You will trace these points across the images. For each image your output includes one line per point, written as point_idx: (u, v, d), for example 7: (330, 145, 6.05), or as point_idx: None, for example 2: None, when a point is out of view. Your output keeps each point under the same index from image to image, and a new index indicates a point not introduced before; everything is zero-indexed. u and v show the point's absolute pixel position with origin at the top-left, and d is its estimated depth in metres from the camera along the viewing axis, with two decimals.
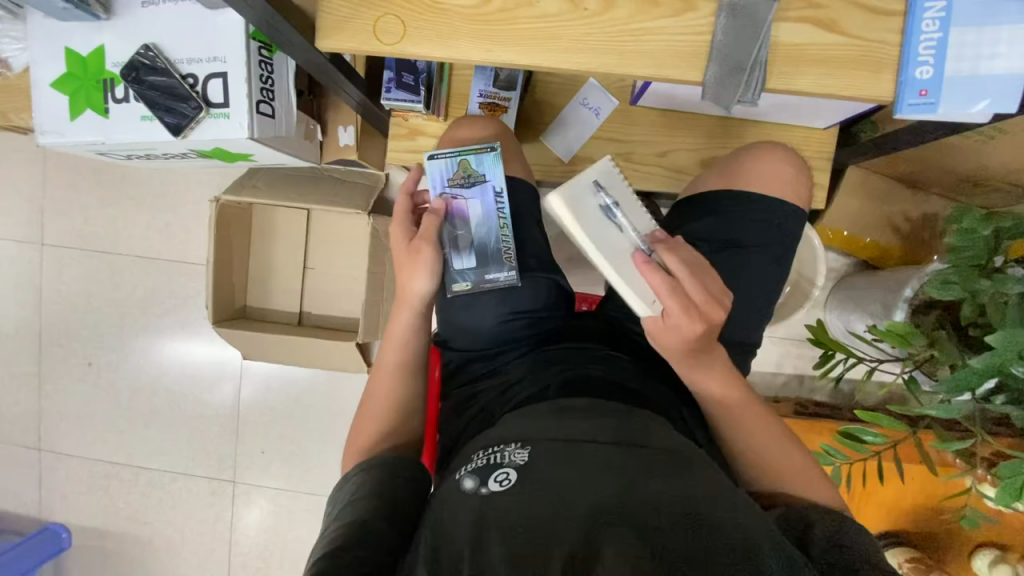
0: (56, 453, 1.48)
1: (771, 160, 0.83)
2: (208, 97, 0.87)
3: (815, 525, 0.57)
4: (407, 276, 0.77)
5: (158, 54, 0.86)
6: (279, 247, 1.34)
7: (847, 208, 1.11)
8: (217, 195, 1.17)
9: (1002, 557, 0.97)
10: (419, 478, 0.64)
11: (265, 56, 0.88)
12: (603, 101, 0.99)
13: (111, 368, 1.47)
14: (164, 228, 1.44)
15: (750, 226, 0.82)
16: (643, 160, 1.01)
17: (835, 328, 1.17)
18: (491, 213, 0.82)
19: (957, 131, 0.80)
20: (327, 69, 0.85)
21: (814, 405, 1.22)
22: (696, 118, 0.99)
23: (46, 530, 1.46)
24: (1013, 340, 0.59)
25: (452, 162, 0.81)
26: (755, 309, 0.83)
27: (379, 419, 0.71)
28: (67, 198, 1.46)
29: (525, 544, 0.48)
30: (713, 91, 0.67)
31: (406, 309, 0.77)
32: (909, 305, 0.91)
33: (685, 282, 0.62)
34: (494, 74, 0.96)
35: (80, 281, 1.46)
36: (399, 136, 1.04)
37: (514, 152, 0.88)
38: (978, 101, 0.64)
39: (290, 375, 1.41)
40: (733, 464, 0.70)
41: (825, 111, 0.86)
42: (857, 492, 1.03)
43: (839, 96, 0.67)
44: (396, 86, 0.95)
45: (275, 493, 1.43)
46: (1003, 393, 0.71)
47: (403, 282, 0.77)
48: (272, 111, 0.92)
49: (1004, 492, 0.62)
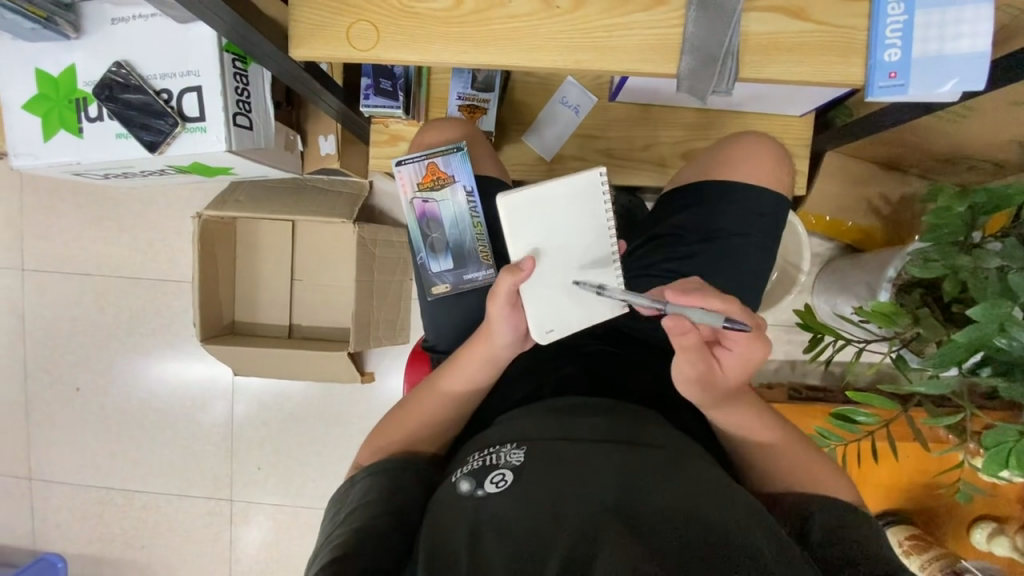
0: (46, 482, 1.45)
1: (747, 148, 0.83)
2: (184, 111, 0.86)
3: (813, 515, 0.58)
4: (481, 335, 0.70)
5: (130, 71, 0.85)
6: (266, 260, 1.33)
7: (830, 194, 1.12)
8: (200, 211, 1.16)
9: (999, 529, 0.99)
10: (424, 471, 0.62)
11: (240, 68, 0.88)
12: (581, 100, 0.99)
13: (99, 392, 1.44)
14: (147, 247, 1.42)
15: (729, 214, 0.83)
16: (625, 155, 1.02)
17: (823, 310, 1.19)
18: (463, 213, 0.83)
19: (929, 112, 0.81)
20: (304, 78, 0.84)
21: (807, 388, 1.23)
22: (674, 111, 0.99)
23: (41, 560, 1.43)
24: (993, 309, 0.61)
25: (420, 167, 0.83)
26: (743, 296, 0.84)
27: (418, 426, 0.70)
28: (46, 222, 1.43)
29: (523, 548, 0.48)
30: (688, 83, 0.68)
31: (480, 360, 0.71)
32: (891, 286, 0.91)
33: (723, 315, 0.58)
34: (472, 77, 0.96)
35: (63, 305, 1.44)
36: (381, 143, 1.04)
37: (486, 151, 0.86)
38: (946, 80, 0.65)
39: (283, 389, 1.40)
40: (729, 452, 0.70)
41: (800, 98, 0.87)
42: (855, 473, 1.04)
43: (812, 82, 0.68)
44: (374, 93, 0.95)
45: (273, 509, 1.41)
46: (988, 365, 0.72)
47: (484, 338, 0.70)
48: (250, 123, 0.92)
49: (992, 462, 0.63)
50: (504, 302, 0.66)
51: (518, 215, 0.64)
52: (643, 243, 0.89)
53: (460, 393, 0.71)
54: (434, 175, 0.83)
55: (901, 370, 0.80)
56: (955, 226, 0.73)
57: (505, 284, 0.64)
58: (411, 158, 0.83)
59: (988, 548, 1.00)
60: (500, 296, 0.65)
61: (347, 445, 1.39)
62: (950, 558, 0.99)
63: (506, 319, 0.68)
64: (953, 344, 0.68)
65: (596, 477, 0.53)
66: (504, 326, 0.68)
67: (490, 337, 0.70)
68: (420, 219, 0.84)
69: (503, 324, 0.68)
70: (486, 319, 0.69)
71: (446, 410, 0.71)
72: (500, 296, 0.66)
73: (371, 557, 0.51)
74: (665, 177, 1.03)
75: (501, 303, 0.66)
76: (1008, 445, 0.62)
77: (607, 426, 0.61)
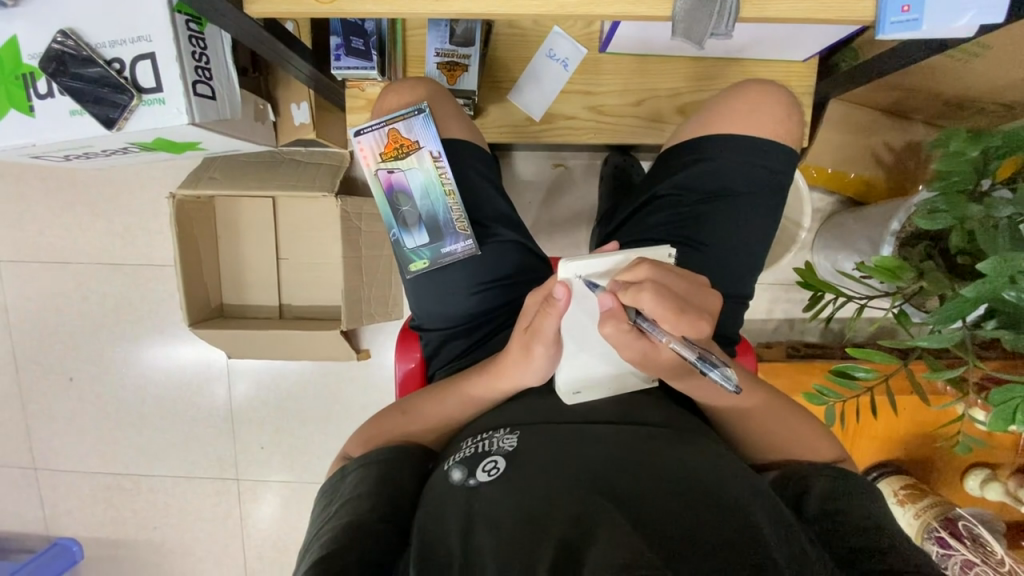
0: (52, 471, 1.46)
1: (746, 98, 0.78)
2: (139, 82, 0.80)
3: (811, 488, 0.57)
4: (514, 361, 0.63)
5: (77, 40, 0.77)
6: (250, 239, 1.28)
7: (831, 143, 1.08)
8: (173, 191, 1.10)
9: (992, 476, 1.00)
10: (420, 471, 0.61)
11: (195, 30, 0.82)
12: (570, 51, 0.92)
13: (93, 381, 1.42)
14: (125, 231, 1.36)
15: (727, 173, 0.79)
16: (618, 112, 0.96)
17: (823, 268, 1.16)
18: (433, 181, 0.79)
19: (943, 49, 0.76)
20: (266, 39, 0.77)
21: (805, 345, 1.21)
22: (669, 61, 0.93)
23: (56, 545, 1.45)
24: (1005, 264, 0.58)
25: (382, 135, 0.78)
26: (744, 258, 0.80)
27: (424, 422, 0.68)
28: (16, 209, 1.37)
29: (518, 531, 0.47)
30: (684, 27, 0.63)
31: (500, 384, 0.66)
32: (894, 240, 0.88)
33: (667, 318, 0.52)
34: (449, 30, 0.89)
35: (45, 296, 1.39)
36: (357, 108, 0.96)
37: (451, 114, 0.81)
38: (963, 14, 0.60)
39: (279, 369, 1.38)
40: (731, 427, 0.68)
41: (804, 41, 0.81)
42: (851, 427, 1.05)
43: (819, 19, 0.63)
44: (346, 53, 0.88)
45: (281, 486, 1.42)
46: (994, 317, 0.70)
47: (508, 371, 0.64)
48: (212, 92, 0.85)
49: (998, 418, 0.62)
50: (547, 343, 0.60)
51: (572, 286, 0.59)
52: (641, 206, 0.85)
53: (467, 395, 0.68)
54: (396, 143, 0.78)
55: (903, 325, 0.78)
56: (965, 173, 0.69)
57: (549, 327, 0.59)
58: (369, 127, 0.78)
59: (981, 493, 1.01)
60: (543, 337, 0.60)
61: (347, 420, 1.39)
62: (943, 505, 0.98)
63: (542, 362, 0.63)
64: (959, 298, 0.65)
65: (587, 458, 0.54)
66: (539, 366, 0.63)
67: (513, 368, 0.64)
68: (387, 192, 0.79)
69: (540, 363, 0.63)
70: (523, 352, 0.62)
71: (452, 412, 0.68)
72: (542, 336, 0.60)
73: (365, 552, 0.49)
74: (661, 134, 0.97)
75: (544, 344, 0.61)
76: (1016, 401, 0.61)
77: (603, 409, 0.63)
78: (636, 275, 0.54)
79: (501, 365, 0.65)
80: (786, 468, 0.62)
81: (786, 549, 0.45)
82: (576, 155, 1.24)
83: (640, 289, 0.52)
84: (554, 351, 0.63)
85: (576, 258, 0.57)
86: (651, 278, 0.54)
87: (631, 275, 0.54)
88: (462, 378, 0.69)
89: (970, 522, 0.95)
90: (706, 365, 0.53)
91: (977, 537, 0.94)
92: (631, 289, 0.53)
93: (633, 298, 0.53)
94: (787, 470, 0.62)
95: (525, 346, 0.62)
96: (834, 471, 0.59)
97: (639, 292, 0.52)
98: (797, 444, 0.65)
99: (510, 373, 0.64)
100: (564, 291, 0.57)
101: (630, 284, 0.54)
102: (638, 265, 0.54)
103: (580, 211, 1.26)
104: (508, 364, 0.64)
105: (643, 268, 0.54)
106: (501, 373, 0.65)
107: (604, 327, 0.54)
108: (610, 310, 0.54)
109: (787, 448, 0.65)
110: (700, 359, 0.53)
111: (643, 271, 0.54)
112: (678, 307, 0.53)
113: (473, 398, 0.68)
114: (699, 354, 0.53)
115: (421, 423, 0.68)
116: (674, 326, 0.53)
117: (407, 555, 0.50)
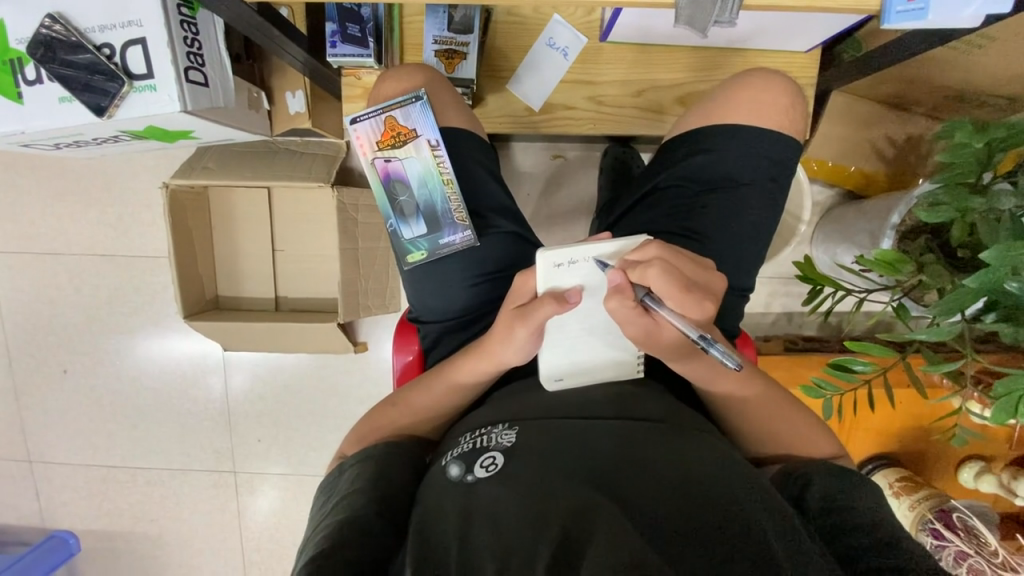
0: (47, 463, 1.45)
1: (748, 90, 0.77)
2: (129, 68, 0.78)
3: (812, 484, 0.57)
4: (497, 340, 0.63)
5: (66, 25, 0.76)
6: (246, 231, 1.27)
7: (833, 136, 1.06)
8: (166, 180, 1.08)
9: (986, 468, 1.01)
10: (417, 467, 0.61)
11: (187, 15, 0.80)
12: (570, 40, 0.91)
13: (88, 372, 1.41)
14: (118, 222, 1.35)
15: (729, 165, 0.78)
16: (618, 102, 0.95)
17: (823, 262, 1.15)
18: (430, 169, 0.78)
19: (947, 40, 0.75)
20: (260, 23, 0.76)
21: (804, 339, 1.23)
22: (670, 51, 0.92)
23: (53, 537, 1.46)
24: (1011, 254, 0.57)
25: (378, 123, 0.77)
26: (746, 251, 0.79)
27: (422, 414, 0.68)
28: (8, 200, 1.35)
29: (515, 531, 0.46)
30: (688, 13, 0.62)
31: (485, 363, 0.65)
32: (894, 232, 0.87)
33: (677, 292, 0.53)
34: (448, 17, 0.87)
35: (37, 287, 1.38)
36: (354, 98, 0.94)
37: (449, 101, 0.80)
38: (971, 3, 0.60)
39: (276, 362, 1.38)
40: (730, 425, 0.68)
41: (808, 30, 0.80)
42: (846, 420, 1.05)
43: (825, 8, 0.62)
44: (342, 40, 0.86)
45: (280, 479, 1.42)
46: (994, 311, 0.70)
47: (492, 349, 0.64)
48: (205, 79, 0.83)
49: (999, 410, 0.62)
50: (529, 329, 0.60)
51: (556, 275, 0.59)
52: (643, 196, 0.84)
53: (463, 385, 0.68)
54: (394, 130, 0.77)
55: (900, 317, 0.76)
56: (969, 166, 0.69)
57: (545, 316, 0.59)
58: (366, 114, 0.77)
59: (975, 486, 1.02)
60: (529, 322, 0.59)
61: (345, 412, 1.39)
62: (939, 497, 0.98)
63: (523, 343, 0.62)
64: (960, 291, 0.65)
65: (586, 453, 0.53)
66: (521, 347, 0.63)
67: (496, 350, 0.64)
68: (384, 181, 0.78)
69: (521, 344, 0.62)
70: (502, 337, 0.62)
71: (449, 403, 0.68)
72: (528, 321, 0.59)
73: (361, 550, 0.48)
74: (662, 125, 0.96)
75: (527, 329, 0.60)
76: (1018, 393, 0.61)
77: (603, 403, 0.62)
78: (645, 254, 0.55)
79: (485, 343, 0.64)
80: (787, 464, 0.62)
81: (786, 547, 0.44)
82: (574, 145, 1.23)
83: (652, 263, 0.54)
84: (539, 335, 0.62)
85: (556, 246, 0.58)
86: (660, 257, 0.55)
87: (641, 253, 0.55)
88: (450, 364, 0.69)
89: (965, 515, 0.95)
90: (708, 343, 0.53)
91: (972, 529, 0.95)
92: (641, 267, 0.54)
93: (642, 275, 0.54)
94: (787, 466, 0.61)
95: (506, 325, 0.61)
96: (832, 466, 0.59)
97: (648, 268, 0.53)
98: (797, 439, 0.65)
99: (492, 350, 0.64)
100: (576, 293, 0.59)
101: (640, 261, 0.54)
102: (647, 245, 0.55)
103: (579, 202, 1.25)
104: (491, 342, 0.64)
105: (652, 246, 0.55)
106: (486, 351, 0.64)
107: (610, 302, 0.55)
108: (617, 286, 0.54)
109: (784, 441, 0.65)
110: (704, 337, 0.53)
111: (652, 250, 0.55)
112: (683, 285, 0.54)
113: (458, 375, 0.67)
114: (701, 333, 0.53)
115: (417, 414, 0.68)
116: (681, 304, 0.54)
117: (404, 553, 0.50)
